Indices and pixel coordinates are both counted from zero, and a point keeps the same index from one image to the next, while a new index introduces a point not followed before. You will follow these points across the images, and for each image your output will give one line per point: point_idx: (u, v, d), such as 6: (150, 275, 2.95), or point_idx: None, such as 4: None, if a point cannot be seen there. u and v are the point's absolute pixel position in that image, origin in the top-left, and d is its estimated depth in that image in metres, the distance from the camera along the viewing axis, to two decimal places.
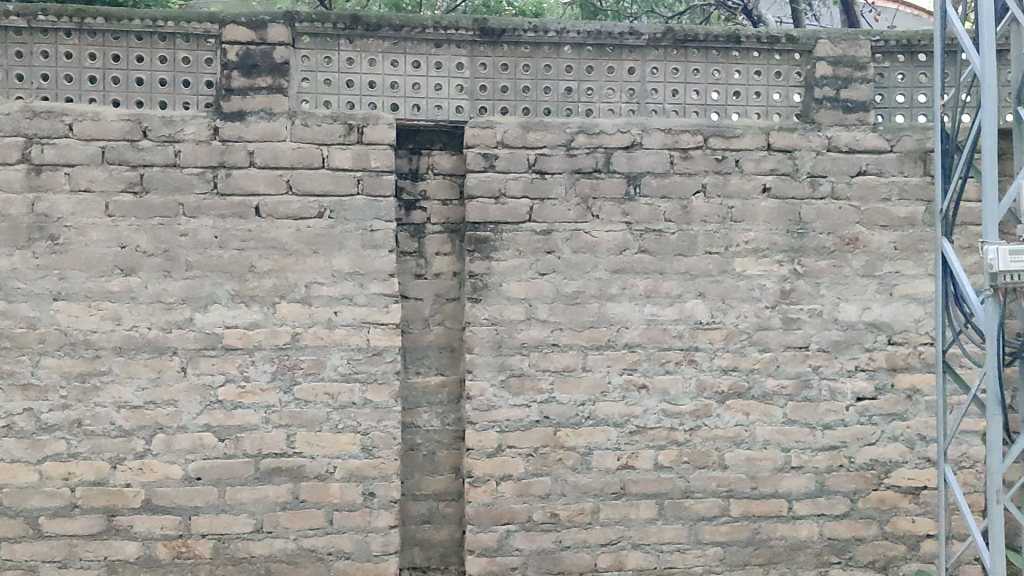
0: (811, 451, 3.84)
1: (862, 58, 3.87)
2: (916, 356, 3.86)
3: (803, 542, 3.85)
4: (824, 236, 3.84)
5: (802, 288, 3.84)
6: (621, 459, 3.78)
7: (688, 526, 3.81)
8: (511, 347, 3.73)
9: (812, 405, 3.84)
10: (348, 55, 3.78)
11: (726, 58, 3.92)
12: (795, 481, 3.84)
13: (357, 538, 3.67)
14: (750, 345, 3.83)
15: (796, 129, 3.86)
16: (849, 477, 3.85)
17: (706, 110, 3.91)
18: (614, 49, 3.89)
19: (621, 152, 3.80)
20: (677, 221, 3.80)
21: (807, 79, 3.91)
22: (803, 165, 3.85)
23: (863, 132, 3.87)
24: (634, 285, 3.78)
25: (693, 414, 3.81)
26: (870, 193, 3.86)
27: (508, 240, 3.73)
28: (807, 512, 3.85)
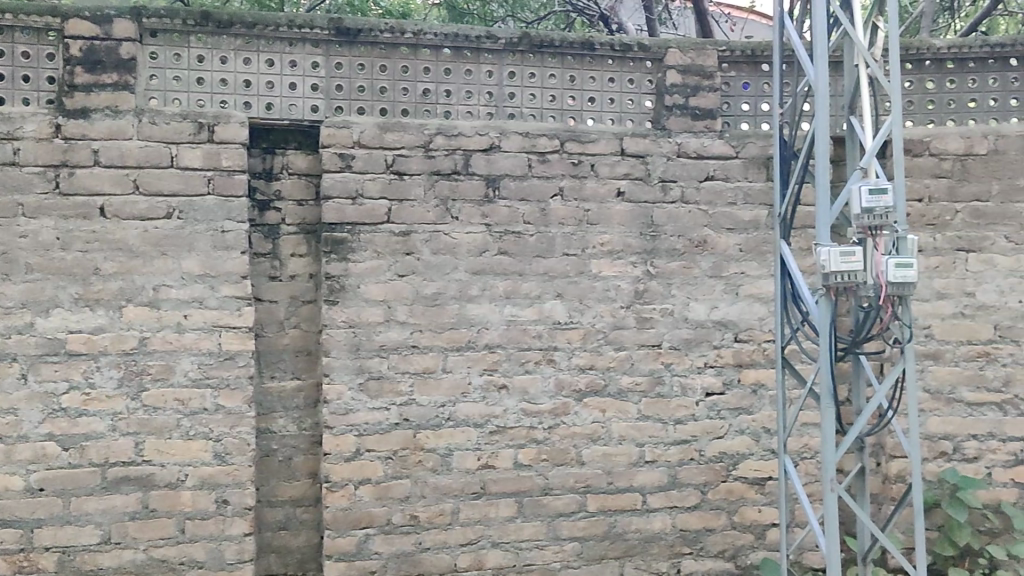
0: (663, 445, 3.97)
1: (709, 67, 4.03)
2: (760, 353, 4.03)
3: (656, 534, 3.97)
4: (674, 238, 3.97)
5: (654, 288, 3.96)
6: (480, 459, 3.81)
7: (546, 523, 3.87)
8: (369, 350, 3.71)
9: (664, 401, 3.97)
10: (199, 53, 3.69)
11: (581, 64, 4.00)
12: (649, 475, 3.96)
13: (210, 546, 3.58)
14: (606, 344, 3.92)
15: (649, 135, 3.98)
16: (699, 470, 3.99)
17: (563, 114, 3.99)
18: (471, 52, 3.92)
19: (479, 154, 3.83)
20: (535, 223, 3.86)
21: (659, 87, 4.04)
22: (655, 170, 3.97)
23: (711, 138, 4.02)
24: (494, 286, 3.82)
25: (551, 413, 3.88)
26: (718, 197, 4.01)
27: (366, 241, 3.72)
28: (659, 506, 3.97)
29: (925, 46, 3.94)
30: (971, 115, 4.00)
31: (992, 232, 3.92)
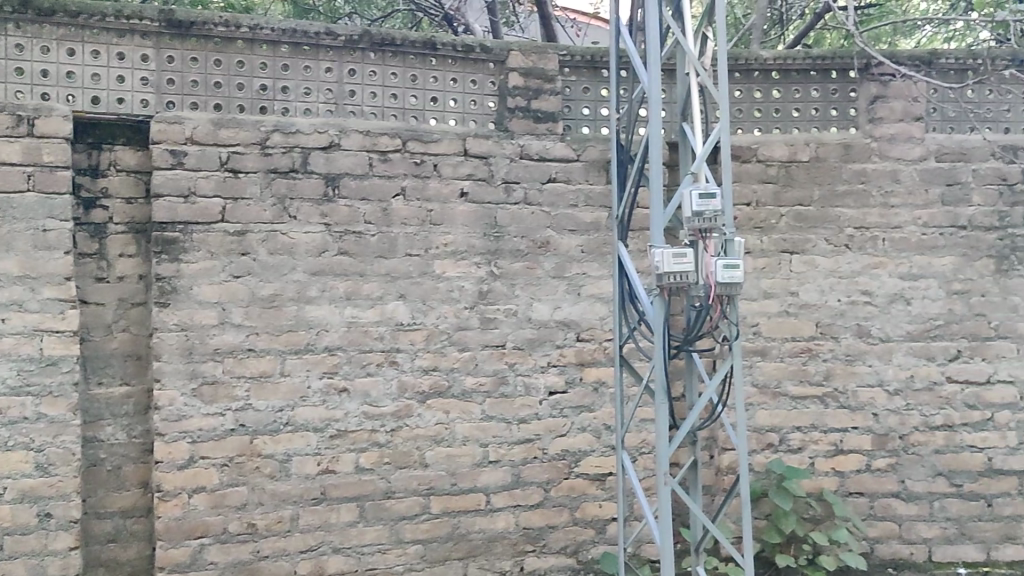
0: (507, 445, 4.00)
1: (550, 71, 4.08)
2: (601, 351, 4.10)
3: (499, 533, 4.00)
4: (517, 240, 4.01)
5: (498, 289, 3.98)
6: (321, 463, 3.75)
7: (389, 526, 3.84)
8: (203, 353, 3.60)
9: (507, 401, 4.00)
10: (17, 41, 3.48)
11: (423, 63, 3.99)
12: (492, 475, 3.98)
13: (31, 563, 3.38)
14: (449, 345, 3.92)
15: (491, 136, 4.00)
16: (542, 468, 4.04)
17: (404, 114, 3.97)
18: (311, 48, 3.84)
19: (318, 152, 3.76)
20: (376, 223, 3.82)
21: (501, 88, 4.07)
22: (497, 171, 4.00)
23: (553, 141, 4.07)
24: (334, 287, 3.77)
25: (394, 415, 3.85)
26: (560, 199, 4.07)
27: (199, 241, 3.60)
28: (503, 505, 4.00)
29: (753, 57, 4.12)
30: (795, 124, 4.20)
31: (813, 234, 4.13)
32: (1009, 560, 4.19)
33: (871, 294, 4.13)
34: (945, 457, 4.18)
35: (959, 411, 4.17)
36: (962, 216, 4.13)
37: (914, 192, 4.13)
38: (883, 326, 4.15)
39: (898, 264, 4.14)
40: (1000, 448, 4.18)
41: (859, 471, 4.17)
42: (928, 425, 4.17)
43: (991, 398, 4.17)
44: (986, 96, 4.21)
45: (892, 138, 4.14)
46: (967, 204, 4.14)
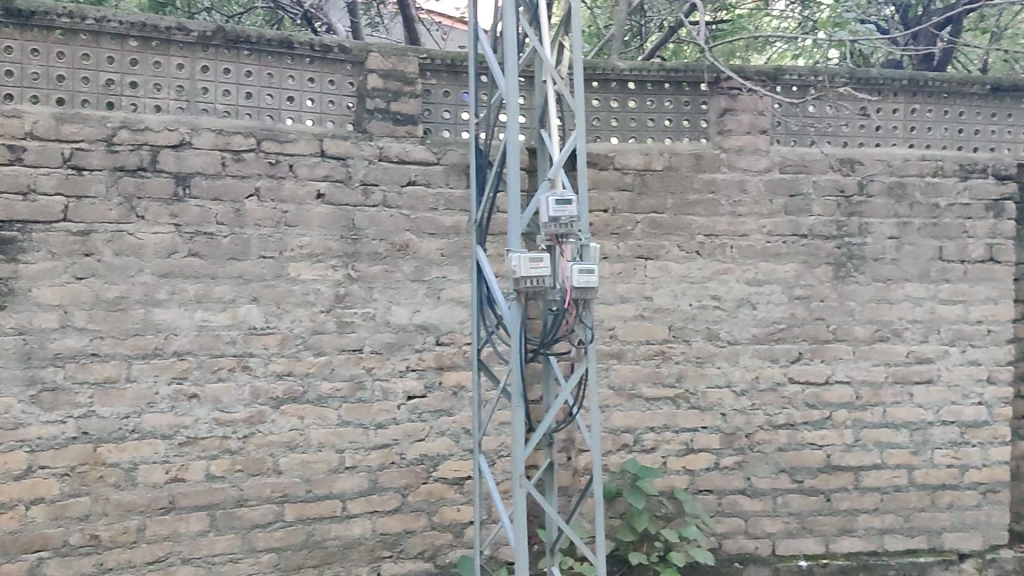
0: (364, 450, 3.96)
1: (410, 74, 4.06)
2: (461, 356, 4.09)
3: (356, 539, 3.95)
4: (376, 243, 3.96)
5: (355, 293, 3.93)
6: (169, 472, 3.64)
7: (241, 535, 3.76)
8: (42, 359, 3.44)
9: (365, 406, 3.96)
10: None
11: (279, 62, 3.90)
12: (348, 481, 3.94)
13: None
14: (305, 349, 3.86)
15: (349, 137, 3.94)
16: (400, 473, 4.02)
17: (260, 113, 3.87)
18: (161, 43, 3.72)
19: (168, 150, 3.65)
20: (229, 224, 3.73)
21: (360, 90, 4.02)
22: (355, 173, 3.94)
23: (411, 144, 4.03)
24: (183, 289, 3.66)
25: (246, 421, 3.77)
26: (419, 202, 4.03)
27: (39, 241, 3.44)
28: (360, 510, 3.96)
29: (609, 68, 4.21)
30: (650, 134, 4.32)
31: (666, 241, 4.24)
32: (845, 552, 4.43)
33: (720, 298, 4.29)
34: (788, 454, 4.38)
35: (800, 410, 4.38)
36: (803, 225, 4.34)
37: (760, 202, 4.31)
38: (731, 330, 4.31)
39: (745, 270, 4.31)
40: (838, 445, 4.41)
41: (708, 469, 4.32)
42: (772, 424, 4.36)
43: (829, 397, 4.40)
44: (826, 112, 4.44)
45: (739, 150, 4.30)
46: (807, 213, 4.34)
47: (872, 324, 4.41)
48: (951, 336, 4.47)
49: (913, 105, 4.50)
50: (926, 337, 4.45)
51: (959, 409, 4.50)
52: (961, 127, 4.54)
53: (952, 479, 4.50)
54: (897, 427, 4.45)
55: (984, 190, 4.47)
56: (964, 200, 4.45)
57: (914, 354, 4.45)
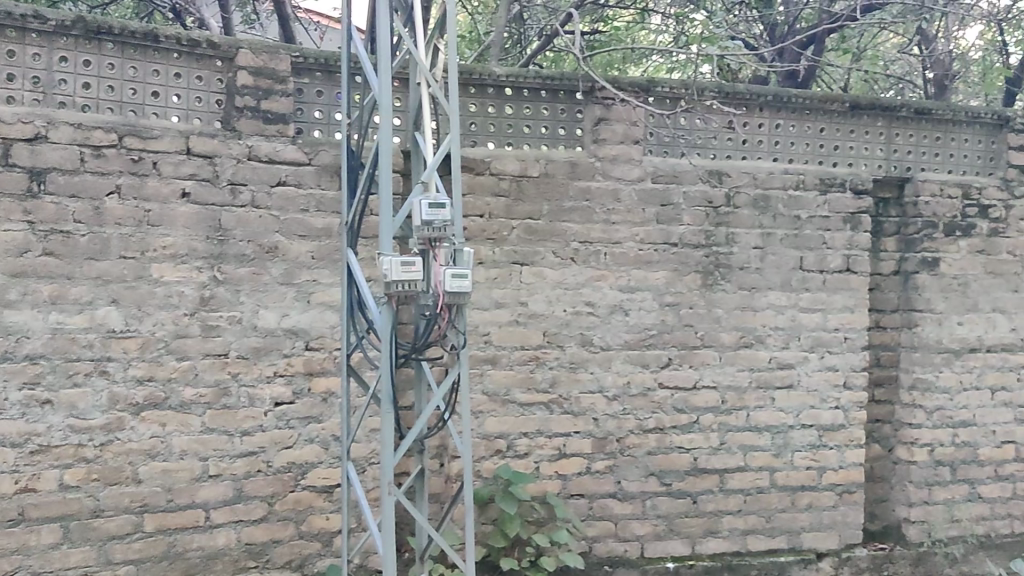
0: (228, 458, 3.85)
1: (282, 72, 3.94)
2: (331, 361, 4.01)
3: (220, 550, 3.84)
4: (243, 244, 3.86)
5: (221, 295, 3.82)
6: (19, 482, 3.49)
7: (97, 547, 3.62)
8: None
9: (229, 413, 3.85)
10: None
11: (143, 55, 3.74)
12: (212, 490, 3.82)
13: None
14: (167, 354, 3.73)
15: (217, 135, 3.83)
16: (267, 481, 3.92)
17: (122, 107, 3.72)
18: (15, 32, 3.53)
19: (22, 144, 3.50)
20: (87, 223, 3.58)
21: (228, 87, 3.89)
22: (222, 172, 3.83)
23: (282, 143, 3.94)
24: (37, 290, 3.50)
25: (104, 428, 3.63)
26: (290, 203, 3.93)
27: None
28: (224, 520, 3.85)
29: (487, 73, 4.18)
30: (525, 140, 4.34)
31: (541, 247, 4.27)
32: (710, 553, 4.56)
33: (593, 305, 4.34)
34: (657, 457, 4.47)
35: (669, 414, 4.47)
36: (674, 234, 4.44)
37: (633, 210, 4.39)
38: (603, 336, 4.37)
39: (618, 277, 4.37)
40: (704, 448, 4.53)
41: (580, 473, 4.37)
42: (642, 428, 4.44)
43: (696, 402, 4.51)
44: (696, 124, 4.54)
45: (613, 159, 4.37)
46: (678, 223, 4.45)
47: (737, 330, 4.54)
48: (811, 343, 4.65)
49: (777, 120, 4.66)
50: (788, 344, 4.61)
51: (818, 413, 4.68)
52: (822, 142, 4.73)
53: (811, 481, 4.68)
54: (760, 430, 4.60)
55: (842, 204, 4.67)
56: (823, 213, 4.64)
57: (776, 360, 4.60)
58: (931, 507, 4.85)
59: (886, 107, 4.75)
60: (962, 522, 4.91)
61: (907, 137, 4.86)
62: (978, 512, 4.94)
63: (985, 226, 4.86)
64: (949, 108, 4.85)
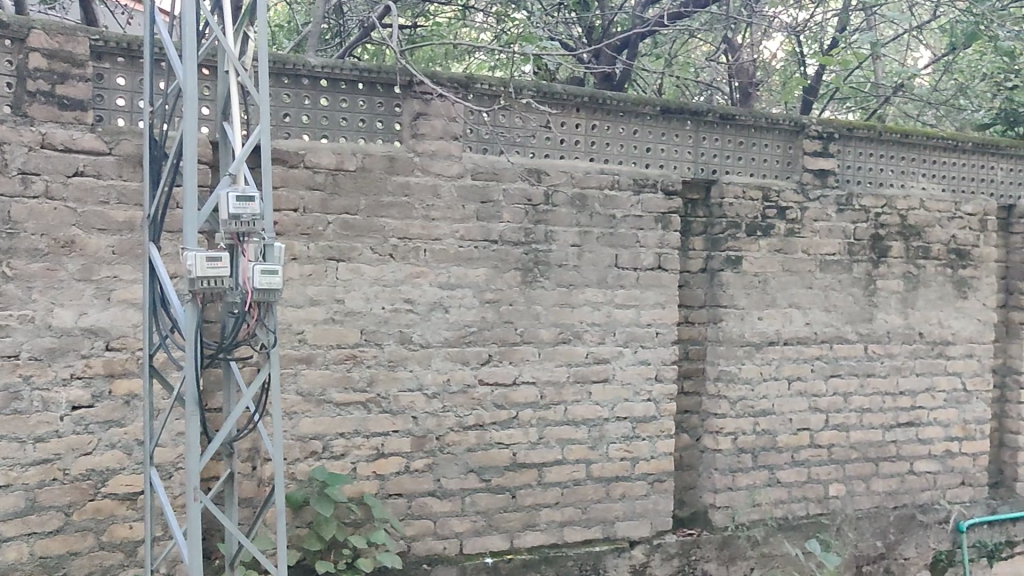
0: (20, 467, 3.62)
1: (80, 56, 3.69)
2: (134, 362, 3.81)
3: (11, 565, 3.62)
4: (35, 238, 3.62)
5: (10, 293, 3.58)
6: None
7: None
8: None
9: (21, 418, 3.61)
10: None
11: None
12: (1, 501, 3.60)
13: None
14: None
15: (5, 121, 3.58)
16: (63, 490, 3.70)
17: None
18: None
19: None
20: None
21: (19, 70, 3.62)
22: (12, 161, 3.58)
23: (80, 131, 3.70)
24: None
25: None
26: (88, 194, 3.71)
27: None
28: (15, 534, 3.62)
29: (301, 63, 4.08)
30: (342, 133, 4.26)
31: (359, 244, 4.21)
32: (529, 546, 4.63)
33: (412, 302, 4.32)
34: (476, 454, 4.49)
35: (489, 411, 4.51)
36: (494, 231, 4.47)
37: (452, 206, 4.39)
38: (423, 333, 4.35)
39: (437, 275, 4.37)
40: (523, 443, 4.59)
41: (399, 473, 4.35)
42: (461, 426, 4.45)
43: (515, 398, 4.56)
44: (515, 122, 4.59)
45: (432, 155, 4.35)
46: (497, 220, 4.48)
47: (555, 327, 4.63)
48: (626, 338, 4.79)
49: (594, 121, 4.76)
50: (603, 339, 4.74)
51: (632, 406, 4.83)
52: (635, 144, 4.87)
53: (625, 471, 4.83)
54: (576, 424, 4.71)
55: (654, 204, 4.83)
56: (636, 212, 4.79)
57: (592, 355, 4.72)
58: (735, 492, 5.12)
59: (694, 111, 4.94)
60: (763, 506, 5.19)
61: (713, 141, 5.08)
62: (778, 496, 5.23)
63: (783, 226, 5.15)
64: (751, 114, 5.11)
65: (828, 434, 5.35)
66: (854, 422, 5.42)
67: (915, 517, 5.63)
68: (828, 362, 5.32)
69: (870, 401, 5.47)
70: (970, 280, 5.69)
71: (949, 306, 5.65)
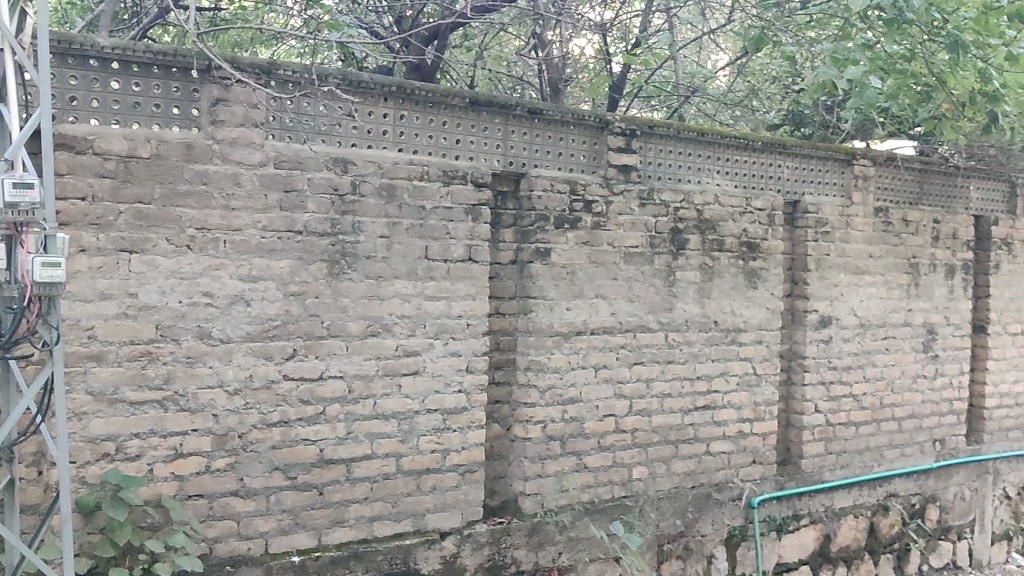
0: None
1: None
2: None
3: None
4: None
5: None
6: None
7: None
8: None
9: None
10: None
11: None
12: None
13: None
14: None
15: None
16: None
17: None
18: None
19: None
20: None
21: None
22: None
23: None
24: None
25: None
26: None
27: None
28: None
29: (88, 43, 3.84)
30: (136, 118, 4.05)
31: (153, 234, 4.02)
32: (337, 542, 4.57)
33: (212, 295, 4.17)
34: (281, 451, 4.39)
35: (294, 406, 4.41)
36: (298, 221, 4.37)
37: (254, 196, 4.25)
38: (223, 328, 4.21)
39: (238, 267, 4.23)
40: (330, 438, 4.52)
41: (198, 473, 4.20)
42: (265, 423, 4.34)
43: (322, 393, 4.49)
44: (320, 110, 4.50)
45: (233, 142, 4.20)
46: (302, 210, 4.38)
47: (364, 319, 4.58)
48: (436, 330, 4.80)
49: (402, 112, 4.73)
50: (413, 332, 4.73)
51: (442, 398, 4.85)
52: (444, 135, 4.88)
53: (435, 463, 4.85)
54: (386, 417, 4.68)
55: (463, 196, 4.86)
56: (446, 204, 4.80)
57: (402, 348, 4.70)
58: (543, 479, 5.23)
59: (502, 104, 5.00)
60: (570, 492, 5.33)
61: (522, 135, 5.15)
62: (584, 481, 5.39)
63: (589, 219, 5.29)
64: (558, 108, 5.21)
65: (631, 420, 5.56)
66: (655, 407, 5.65)
67: (711, 496, 5.94)
68: (631, 350, 5.52)
69: (670, 387, 5.71)
70: (760, 271, 6.05)
71: (741, 297, 5.98)
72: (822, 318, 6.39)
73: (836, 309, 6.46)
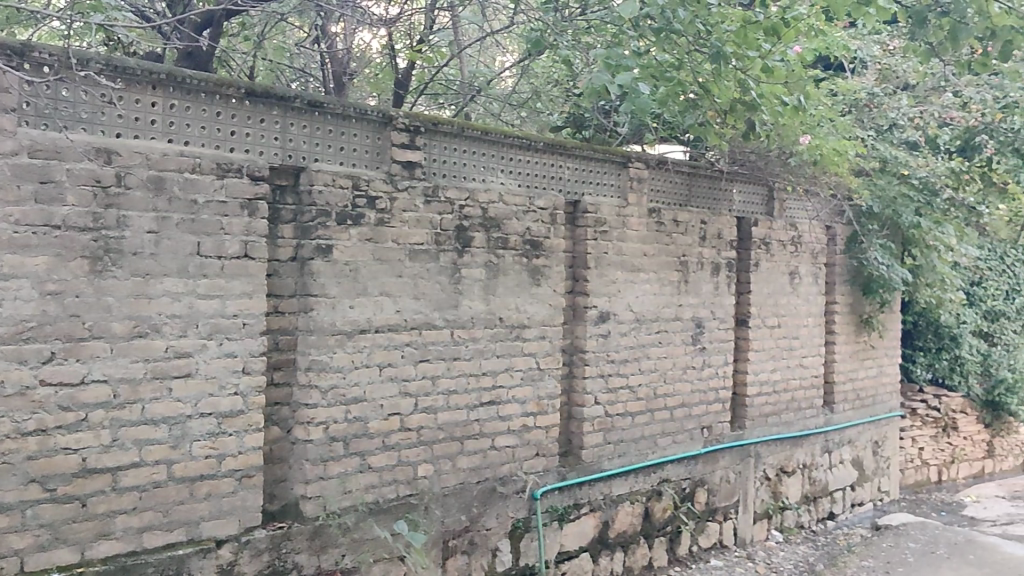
0: None
1: None
2: None
3: None
4: None
5: None
6: None
7: None
8: None
9: None
10: None
11: None
12: None
13: None
14: None
15: None
16: None
17: None
18: None
19: None
20: None
21: None
22: None
23: None
24: None
25: None
26: None
27: None
28: None
29: None
30: None
31: None
32: (102, 557, 4.29)
33: None
34: (37, 462, 4.09)
35: (52, 413, 4.11)
36: (56, 215, 4.08)
37: (4, 187, 3.94)
38: None
39: None
40: (94, 446, 4.25)
41: None
42: (18, 432, 4.02)
43: (84, 398, 4.20)
44: (80, 97, 4.22)
45: None
46: (60, 203, 4.09)
47: (130, 319, 4.33)
48: (209, 330, 4.61)
49: (172, 101, 4.52)
50: (185, 332, 4.53)
51: (217, 400, 4.67)
52: (218, 126, 4.70)
53: (210, 469, 4.66)
54: (156, 422, 4.45)
55: (238, 190, 4.70)
56: (220, 198, 4.63)
57: (173, 349, 4.49)
58: (326, 481, 5.14)
59: (280, 96, 4.88)
60: (353, 492, 5.27)
61: (301, 128, 5.04)
62: (368, 481, 5.34)
63: (372, 216, 5.25)
64: (339, 102, 5.15)
65: (417, 417, 5.56)
66: (440, 404, 5.68)
67: (496, 490, 6.04)
68: (417, 347, 5.53)
69: (456, 382, 5.76)
70: (542, 268, 6.21)
71: (525, 293, 6.12)
72: (601, 314, 6.63)
73: (613, 305, 6.72)
